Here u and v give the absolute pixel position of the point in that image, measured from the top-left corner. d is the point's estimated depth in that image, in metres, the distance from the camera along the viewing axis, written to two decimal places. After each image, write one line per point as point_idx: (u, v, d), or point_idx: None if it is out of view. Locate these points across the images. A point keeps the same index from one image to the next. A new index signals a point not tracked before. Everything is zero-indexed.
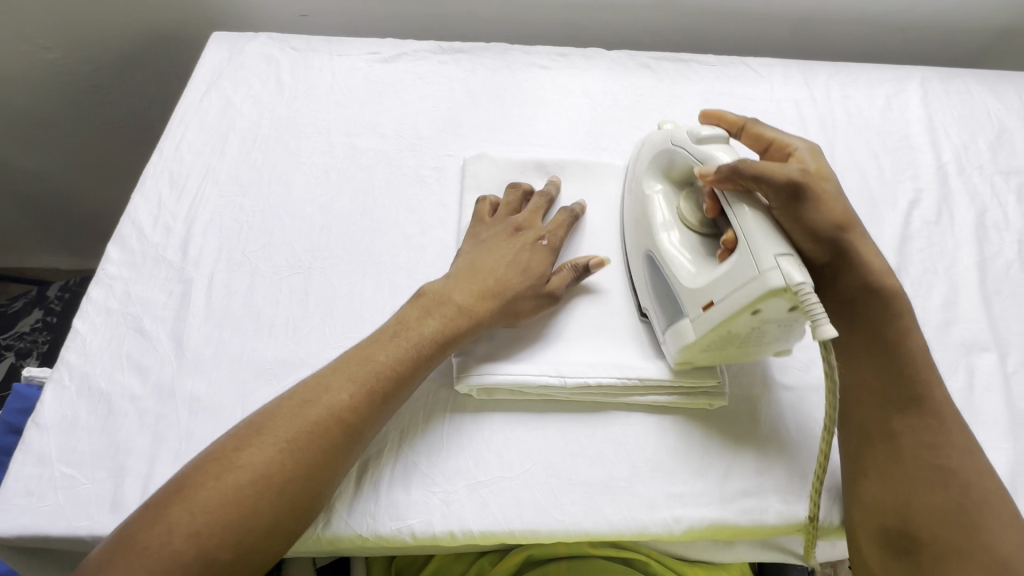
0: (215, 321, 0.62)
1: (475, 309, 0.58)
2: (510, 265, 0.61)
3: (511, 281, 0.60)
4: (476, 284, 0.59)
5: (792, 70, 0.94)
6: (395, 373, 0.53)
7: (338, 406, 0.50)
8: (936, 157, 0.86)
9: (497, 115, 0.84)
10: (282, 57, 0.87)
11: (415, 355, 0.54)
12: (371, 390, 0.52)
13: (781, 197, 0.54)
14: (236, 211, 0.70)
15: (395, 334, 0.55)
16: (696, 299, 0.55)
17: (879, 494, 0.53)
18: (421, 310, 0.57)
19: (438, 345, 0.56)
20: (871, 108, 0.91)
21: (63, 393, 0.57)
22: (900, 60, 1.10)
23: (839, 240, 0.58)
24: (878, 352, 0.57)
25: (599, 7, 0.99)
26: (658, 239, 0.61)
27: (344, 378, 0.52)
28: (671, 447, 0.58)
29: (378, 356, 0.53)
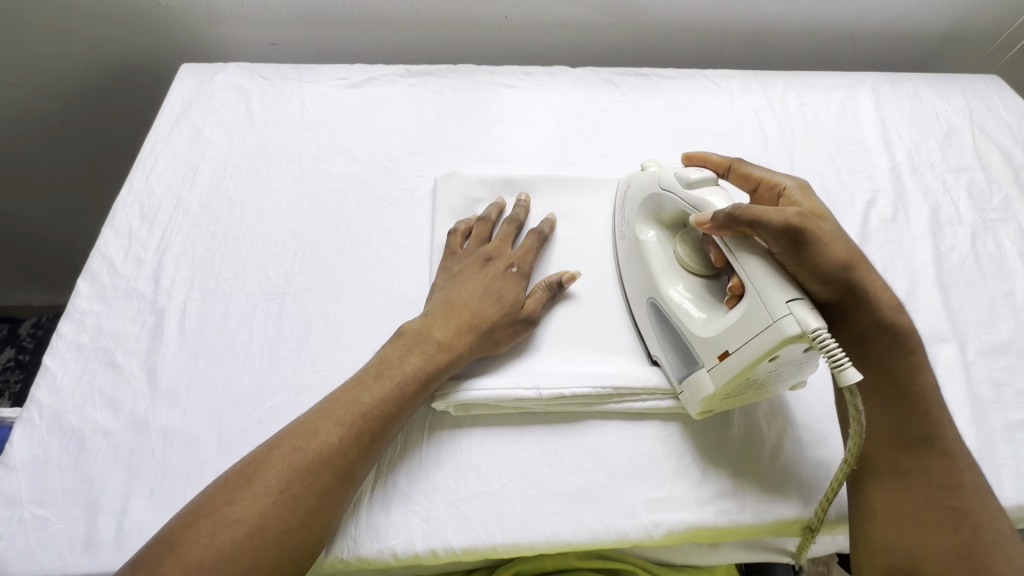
0: (188, 351, 0.62)
1: (456, 343, 0.59)
2: (484, 296, 0.62)
3: (486, 312, 0.61)
4: (453, 319, 0.60)
5: (750, 80, 0.98)
6: (382, 412, 0.53)
7: (327, 450, 0.50)
8: (890, 158, 0.89)
9: (466, 134, 0.85)
10: (252, 86, 0.88)
11: (400, 393, 0.55)
12: (359, 431, 0.52)
13: (782, 241, 0.52)
14: (208, 240, 0.71)
15: (380, 373, 0.56)
16: (711, 349, 0.55)
17: (888, 534, 0.52)
18: (403, 348, 0.58)
19: (423, 382, 0.56)
20: (827, 113, 0.95)
21: (33, 432, 0.56)
22: (854, 66, 1.15)
23: (850, 279, 0.54)
24: (890, 395, 0.55)
25: (563, 27, 1.02)
26: (664, 290, 0.61)
27: (332, 422, 0.52)
28: (647, 452, 0.60)
29: (365, 397, 0.54)
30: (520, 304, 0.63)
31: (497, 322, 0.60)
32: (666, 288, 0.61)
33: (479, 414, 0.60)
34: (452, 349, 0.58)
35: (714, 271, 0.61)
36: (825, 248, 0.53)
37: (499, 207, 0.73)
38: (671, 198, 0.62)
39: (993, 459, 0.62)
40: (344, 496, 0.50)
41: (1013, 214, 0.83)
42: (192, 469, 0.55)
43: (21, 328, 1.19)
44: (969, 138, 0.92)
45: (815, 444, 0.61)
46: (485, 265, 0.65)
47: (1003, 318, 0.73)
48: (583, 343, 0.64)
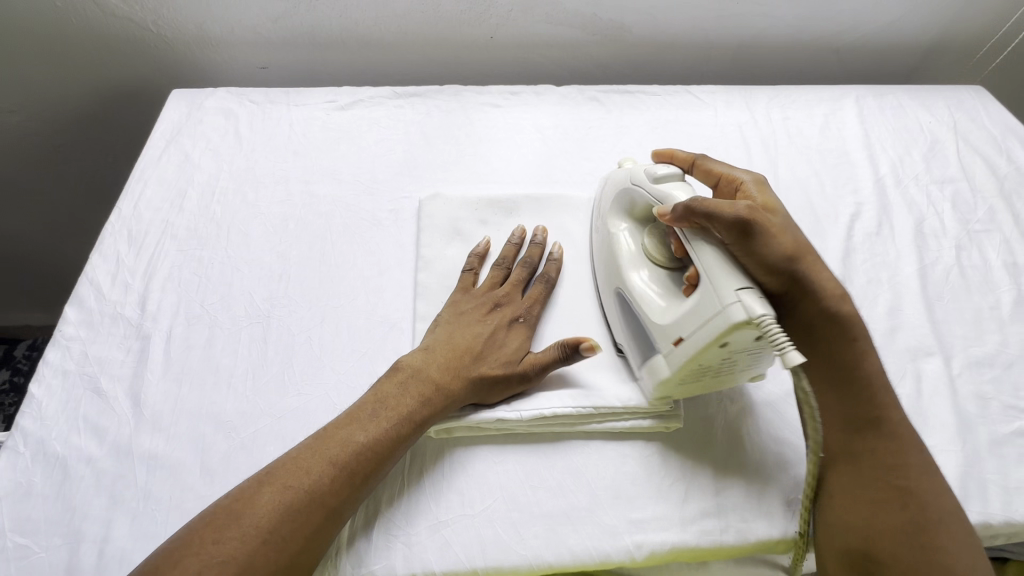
0: (173, 376, 0.62)
1: (452, 386, 0.58)
2: (487, 344, 0.62)
3: (486, 362, 0.60)
4: (451, 362, 0.60)
5: (734, 96, 0.99)
6: (376, 454, 0.53)
7: (317, 489, 0.50)
8: (874, 171, 0.90)
9: (451, 154, 0.86)
10: (241, 110, 0.89)
11: (394, 434, 0.54)
12: (351, 471, 0.52)
13: (734, 232, 0.54)
14: (195, 265, 0.71)
15: (375, 411, 0.55)
16: (666, 335, 0.57)
17: (838, 519, 0.53)
18: (399, 386, 0.57)
19: (416, 424, 0.56)
20: (811, 127, 0.96)
21: (18, 460, 0.57)
22: (839, 79, 1.16)
23: (797, 271, 0.56)
24: (836, 379, 0.57)
25: (548, 46, 1.04)
26: (629, 278, 0.62)
27: (324, 461, 0.51)
28: (630, 472, 0.59)
29: (360, 435, 0.53)
30: (519, 359, 0.62)
31: (491, 370, 0.60)
32: (630, 276, 0.62)
33: (462, 437, 0.61)
34: (447, 391, 0.58)
35: (676, 261, 0.62)
36: (774, 240, 0.55)
37: (519, 252, 0.72)
38: (641, 194, 0.64)
39: (979, 474, 0.62)
40: (331, 533, 0.50)
41: (998, 225, 0.84)
42: (174, 495, 0.55)
43: (16, 350, 1.19)
44: (953, 149, 0.93)
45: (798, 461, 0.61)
46: (490, 312, 0.65)
47: (988, 330, 0.73)
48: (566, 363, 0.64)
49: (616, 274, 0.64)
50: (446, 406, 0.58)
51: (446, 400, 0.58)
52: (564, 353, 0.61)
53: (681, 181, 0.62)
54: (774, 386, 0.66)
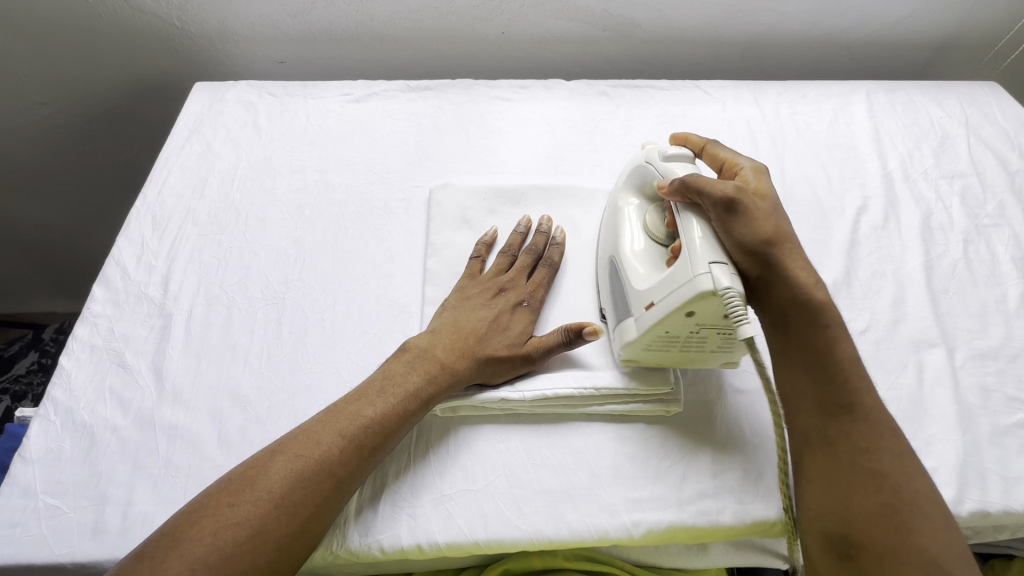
0: (193, 352, 0.66)
1: (458, 365, 0.60)
2: (491, 327, 0.64)
3: (489, 342, 0.62)
4: (457, 343, 0.62)
5: (742, 91, 0.99)
6: (383, 428, 0.55)
7: (328, 459, 0.52)
8: (882, 166, 0.90)
9: (462, 146, 0.89)
10: (260, 103, 0.92)
11: (401, 411, 0.57)
12: (360, 444, 0.54)
13: (717, 209, 0.56)
14: (214, 248, 0.75)
15: (384, 388, 0.58)
16: (639, 301, 0.58)
17: (821, 500, 0.52)
18: (407, 365, 0.60)
19: (423, 400, 0.58)
20: (819, 122, 0.96)
21: (48, 427, 0.60)
22: (851, 75, 1.16)
23: (772, 256, 0.57)
24: (811, 362, 0.57)
25: (559, 41, 1.06)
26: (621, 247, 0.64)
27: (334, 432, 0.54)
28: (629, 453, 0.61)
29: (369, 409, 0.56)
30: (524, 341, 0.63)
31: (497, 352, 0.62)
32: (627, 247, 0.63)
33: (467, 416, 0.63)
34: (454, 370, 0.60)
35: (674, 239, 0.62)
36: (753, 224, 0.56)
37: (523, 241, 0.74)
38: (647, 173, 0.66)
39: (977, 463, 0.62)
40: (339, 502, 0.53)
41: (1007, 220, 0.83)
42: (194, 463, 0.58)
43: (44, 333, 1.25)
44: (963, 144, 0.93)
45: None
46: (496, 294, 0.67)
47: (994, 323, 0.73)
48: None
49: (613, 245, 0.66)
50: (452, 384, 0.60)
51: (452, 379, 0.60)
52: (566, 336, 0.62)
53: (690, 163, 0.63)
54: None
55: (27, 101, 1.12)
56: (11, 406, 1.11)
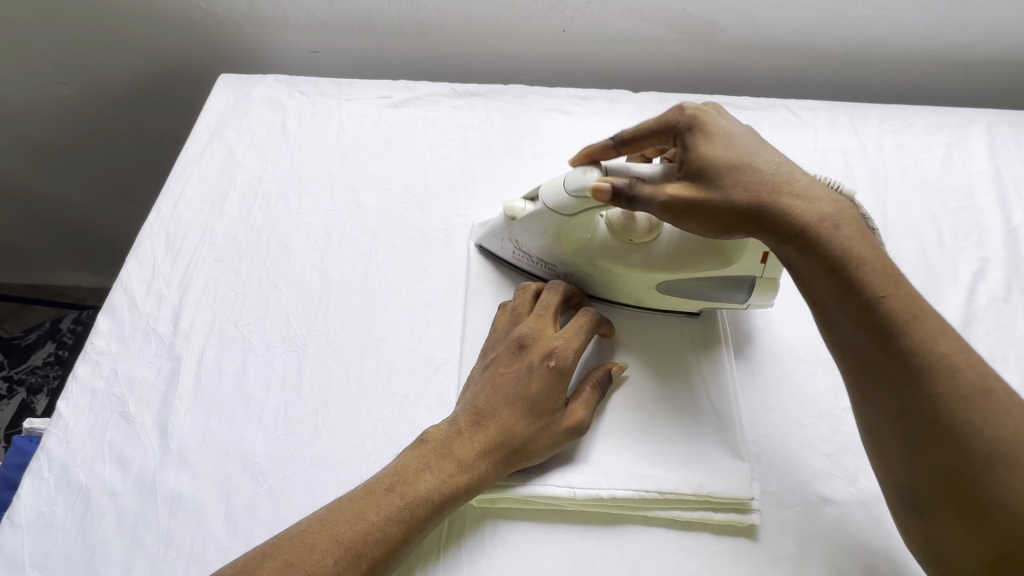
0: (203, 406, 0.58)
1: (479, 460, 0.50)
2: (514, 403, 0.52)
3: (515, 424, 0.51)
4: (476, 430, 0.52)
5: (839, 115, 0.85)
6: (393, 539, 0.47)
7: (320, 572, 0.44)
8: (1005, 220, 0.76)
9: (512, 168, 0.78)
10: (289, 103, 0.83)
11: (409, 518, 0.48)
12: (358, 553, 0.45)
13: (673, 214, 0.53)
14: (231, 278, 0.67)
15: (391, 484, 0.49)
16: (751, 267, 0.57)
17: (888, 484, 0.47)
18: (421, 460, 0.50)
19: (440, 505, 0.49)
20: (930, 159, 0.82)
21: (41, 486, 0.54)
22: (962, 99, 1.00)
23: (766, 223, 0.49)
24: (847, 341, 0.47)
25: (627, 44, 0.92)
26: (665, 264, 0.59)
27: (329, 537, 0.46)
28: (694, 571, 0.52)
29: (372, 512, 0.47)
30: (558, 412, 0.53)
31: (527, 434, 0.52)
32: (666, 271, 0.59)
33: (506, 507, 0.54)
34: (476, 466, 0.50)
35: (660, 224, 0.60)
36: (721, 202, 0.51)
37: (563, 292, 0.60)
38: (565, 220, 0.60)
39: None
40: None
41: None
42: (196, 543, 0.51)
43: (63, 323, 1.20)
44: None
45: None
46: (515, 361, 0.54)
47: None
48: (629, 429, 0.57)
49: (645, 283, 0.61)
50: (478, 482, 0.50)
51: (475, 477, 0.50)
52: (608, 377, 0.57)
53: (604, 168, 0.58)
54: (871, 481, 0.57)
55: (45, 79, 1.04)
56: (26, 400, 1.07)
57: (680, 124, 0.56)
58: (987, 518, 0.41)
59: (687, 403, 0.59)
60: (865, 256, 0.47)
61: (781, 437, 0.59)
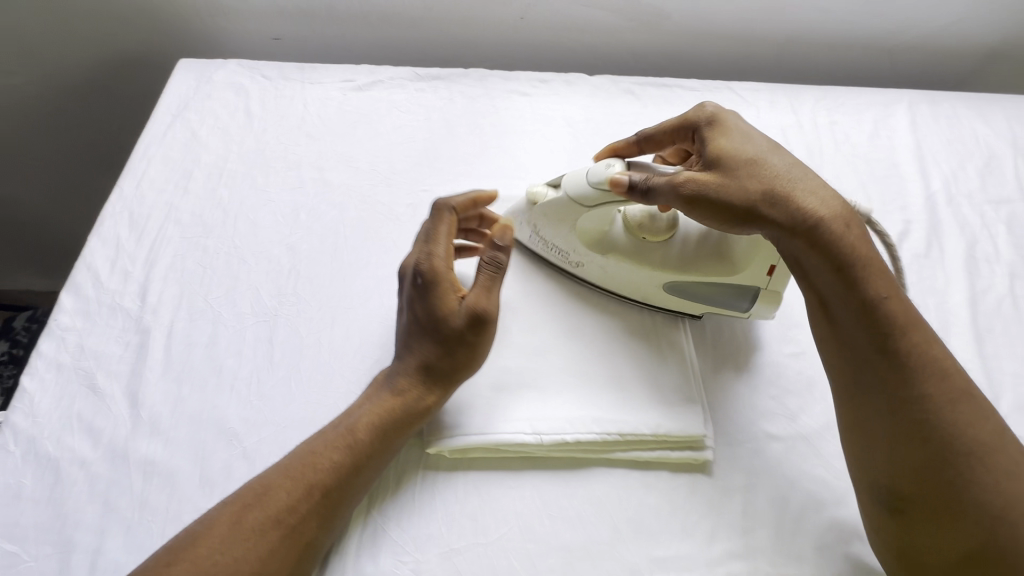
0: (174, 376, 0.59)
1: (404, 387, 0.54)
2: (417, 328, 0.56)
3: (421, 347, 0.55)
4: (400, 365, 0.55)
5: (778, 95, 0.92)
6: (345, 468, 0.50)
7: (275, 506, 0.47)
8: (924, 186, 0.84)
9: (475, 146, 0.81)
10: (253, 86, 0.84)
11: (352, 447, 0.50)
12: (309, 483, 0.48)
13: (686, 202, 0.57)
14: (199, 255, 0.67)
15: (335, 424, 0.53)
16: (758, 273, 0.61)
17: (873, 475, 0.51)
18: (362, 398, 0.55)
19: (384, 434, 0.52)
20: (859, 134, 0.89)
21: (7, 460, 0.53)
22: (889, 82, 1.08)
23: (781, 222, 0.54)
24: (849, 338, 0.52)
25: (583, 31, 0.97)
26: (677, 266, 0.63)
27: (282, 476, 0.48)
28: (654, 506, 0.56)
29: (320, 448, 0.50)
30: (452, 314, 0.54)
31: (441, 351, 0.54)
32: (676, 271, 0.63)
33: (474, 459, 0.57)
34: (405, 390, 0.54)
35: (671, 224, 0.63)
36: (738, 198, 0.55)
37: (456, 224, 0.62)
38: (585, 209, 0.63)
39: None
40: (308, 557, 0.47)
41: None
42: (172, 505, 0.52)
43: (16, 322, 1.16)
44: (1010, 167, 0.86)
45: (835, 503, 0.57)
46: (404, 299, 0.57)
47: None
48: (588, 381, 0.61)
49: (655, 283, 0.64)
50: (413, 404, 0.53)
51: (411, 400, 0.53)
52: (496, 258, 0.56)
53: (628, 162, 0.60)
54: (811, 418, 0.62)
55: None
56: None
57: (699, 124, 0.62)
58: (962, 514, 0.47)
59: (646, 356, 0.63)
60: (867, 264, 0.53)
61: (732, 383, 0.64)
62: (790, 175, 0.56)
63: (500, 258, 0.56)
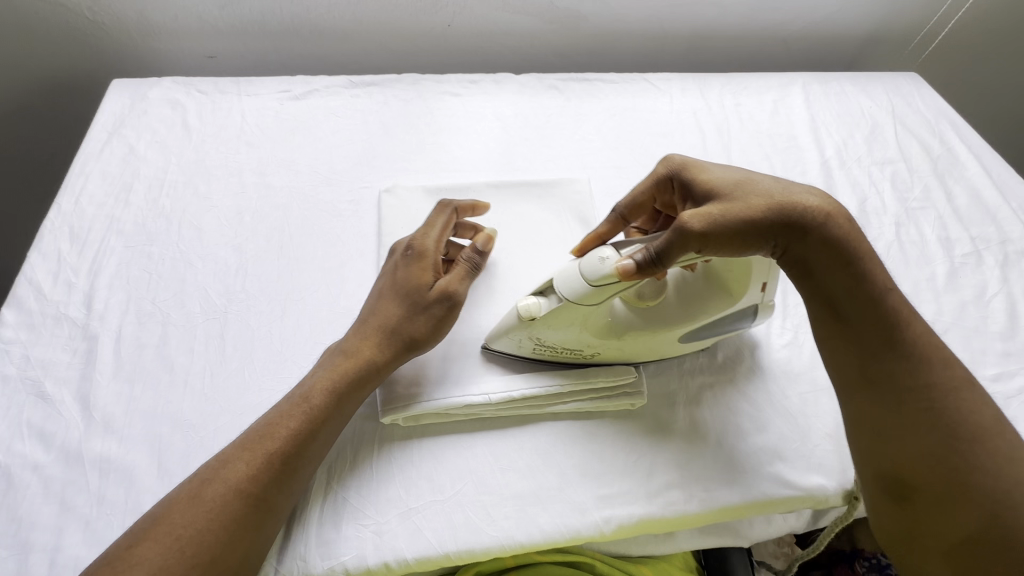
0: (125, 376, 0.60)
1: (364, 351, 0.57)
2: (387, 294, 0.60)
3: (387, 311, 0.59)
4: (366, 331, 0.59)
5: (689, 83, 1.01)
6: (301, 436, 0.52)
7: (234, 478, 0.49)
8: (820, 154, 0.94)
9: (412, 144, 0.85)
10: (189, 101, 0.86)
11: (308, 415, 0.53)
12: (268, 455, 0.51)
13: (703, 241, 0.52)
14: (144, 261, 0.69)
15: (295, 393, 0.55)
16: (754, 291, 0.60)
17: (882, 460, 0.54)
18: (322, 363, 0.58)
19: (339, 399, 0.55)
20: (762, 112, 0.99)
21: None
22: (787, 67, 1.20)
23: (788, 237, 0.54)
24: (862, 337, 0.56)
25: (507, 34, 1.04)
26: (688, 316, 0.60)
27: (241, 450, 0.51)
28: (597, 450, 0.61)
29: (278, 418, 0.53)
30: (428, 290, 0.60)
31: (408, 323, 0.58)
32: (687, 323, 0.60)
33: (429, 423, 0.61)
34: (365, 356, 0.57)
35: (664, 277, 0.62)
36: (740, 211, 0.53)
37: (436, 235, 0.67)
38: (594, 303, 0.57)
39: None
40: (266, 524, 0.50)
41: (933, 203, 0.89)
42: (132, 497, 0.54)
43: None
44: (891, 132, 0.98)
45: (756, 430, 0.63)
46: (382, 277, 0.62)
47: (924, 301, 0.78)
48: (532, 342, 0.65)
49: (669, 339, 0.62)
50: (370, 368, 0.57)
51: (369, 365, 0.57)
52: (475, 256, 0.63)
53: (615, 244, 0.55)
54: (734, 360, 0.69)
55: None
56: None
57: (672, 176, 0.61)
58: (970, 494, 0.50)
59: None
60: (874, 265, 0.56)
61: None
62: (783, 187, 0.55)
63: (480, 259, 0.63)
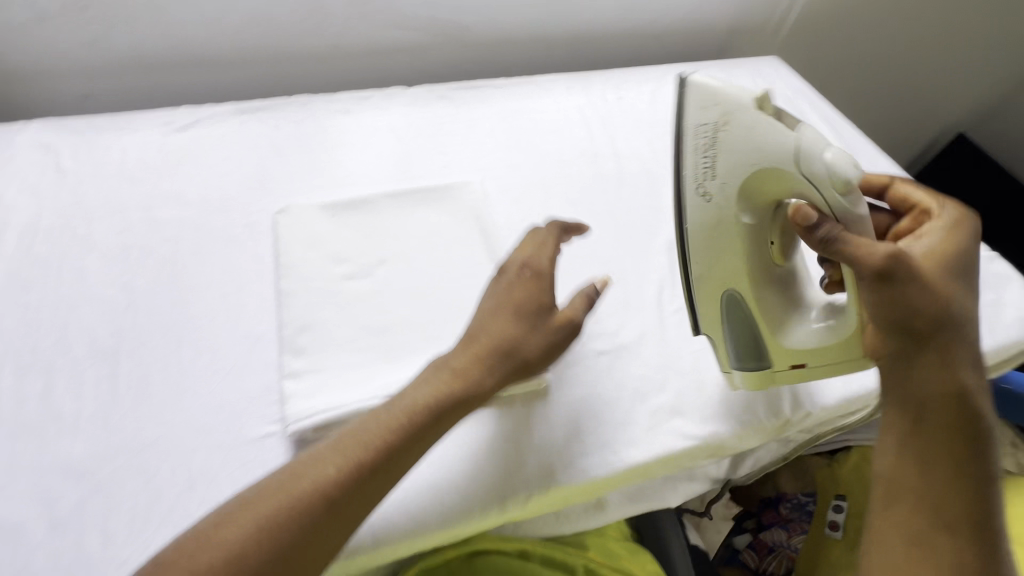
0: (10, 431, 0.61)
1: (421, 397, 0.58)
2: (504, 312, 0.64)
3: (506, 329, 0.63)
4: (453, 368, 0.61)
5: (573, 83, 1.07)
6: (403, 442, 0.56)
7: (324, 482, 0.52)
8: None
9: (304, 162, 0.86)
10: (61, 142, 0.82)
11: (418, 420, 0.57)
12: (360, 466, 0.53)
13: (873, 275, 0.55)
14: (23, 312, 0.68)
15: (390, 404, 0.58)
16: (808, 333, 0.67)
17: (908, 465, 0.57)
18: (445, 364, 0.61)
19: (430, 424, 0.58)
20: (642, 103, 1.06)
21: None
22: (667, 59, 1.30)
23: (896, 269, 0.55)
24: (898, 342, 0.58)
25: (396, 51, 1.07)
26: (761, 293, 0.68)
27: (335, 455, 0.54)
28: (501, 435, 0.67)
29: (321, 474, 0.53)
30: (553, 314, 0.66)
31: (513, 358, 0.63)
32: (749, 287, 0.68)
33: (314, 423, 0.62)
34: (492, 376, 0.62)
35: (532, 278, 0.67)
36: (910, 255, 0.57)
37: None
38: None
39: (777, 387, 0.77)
40: (309, 556, 0.50)
41: None
42: (22, 551, 0.55)
43: None
44: None
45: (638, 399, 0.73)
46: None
47: None
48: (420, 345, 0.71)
49: (738, 274, 0.68)
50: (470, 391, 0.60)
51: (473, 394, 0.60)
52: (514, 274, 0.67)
53: (806, 131, 0.59)
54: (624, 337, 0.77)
55: None
56: None
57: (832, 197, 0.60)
58: (981, 508, 0.54)
59: None
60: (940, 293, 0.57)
61: None
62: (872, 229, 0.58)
63: (543, 268, 0.67)
